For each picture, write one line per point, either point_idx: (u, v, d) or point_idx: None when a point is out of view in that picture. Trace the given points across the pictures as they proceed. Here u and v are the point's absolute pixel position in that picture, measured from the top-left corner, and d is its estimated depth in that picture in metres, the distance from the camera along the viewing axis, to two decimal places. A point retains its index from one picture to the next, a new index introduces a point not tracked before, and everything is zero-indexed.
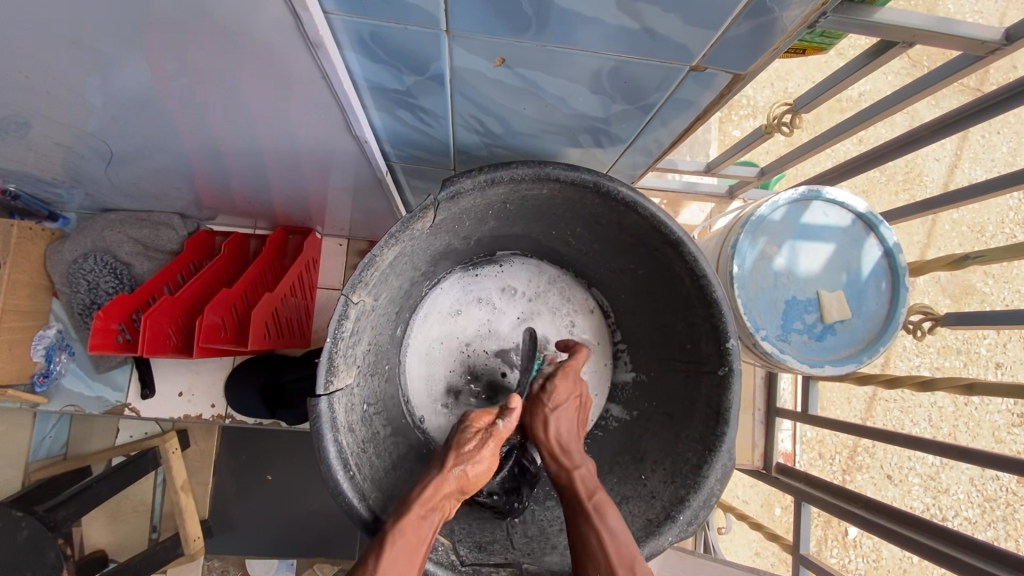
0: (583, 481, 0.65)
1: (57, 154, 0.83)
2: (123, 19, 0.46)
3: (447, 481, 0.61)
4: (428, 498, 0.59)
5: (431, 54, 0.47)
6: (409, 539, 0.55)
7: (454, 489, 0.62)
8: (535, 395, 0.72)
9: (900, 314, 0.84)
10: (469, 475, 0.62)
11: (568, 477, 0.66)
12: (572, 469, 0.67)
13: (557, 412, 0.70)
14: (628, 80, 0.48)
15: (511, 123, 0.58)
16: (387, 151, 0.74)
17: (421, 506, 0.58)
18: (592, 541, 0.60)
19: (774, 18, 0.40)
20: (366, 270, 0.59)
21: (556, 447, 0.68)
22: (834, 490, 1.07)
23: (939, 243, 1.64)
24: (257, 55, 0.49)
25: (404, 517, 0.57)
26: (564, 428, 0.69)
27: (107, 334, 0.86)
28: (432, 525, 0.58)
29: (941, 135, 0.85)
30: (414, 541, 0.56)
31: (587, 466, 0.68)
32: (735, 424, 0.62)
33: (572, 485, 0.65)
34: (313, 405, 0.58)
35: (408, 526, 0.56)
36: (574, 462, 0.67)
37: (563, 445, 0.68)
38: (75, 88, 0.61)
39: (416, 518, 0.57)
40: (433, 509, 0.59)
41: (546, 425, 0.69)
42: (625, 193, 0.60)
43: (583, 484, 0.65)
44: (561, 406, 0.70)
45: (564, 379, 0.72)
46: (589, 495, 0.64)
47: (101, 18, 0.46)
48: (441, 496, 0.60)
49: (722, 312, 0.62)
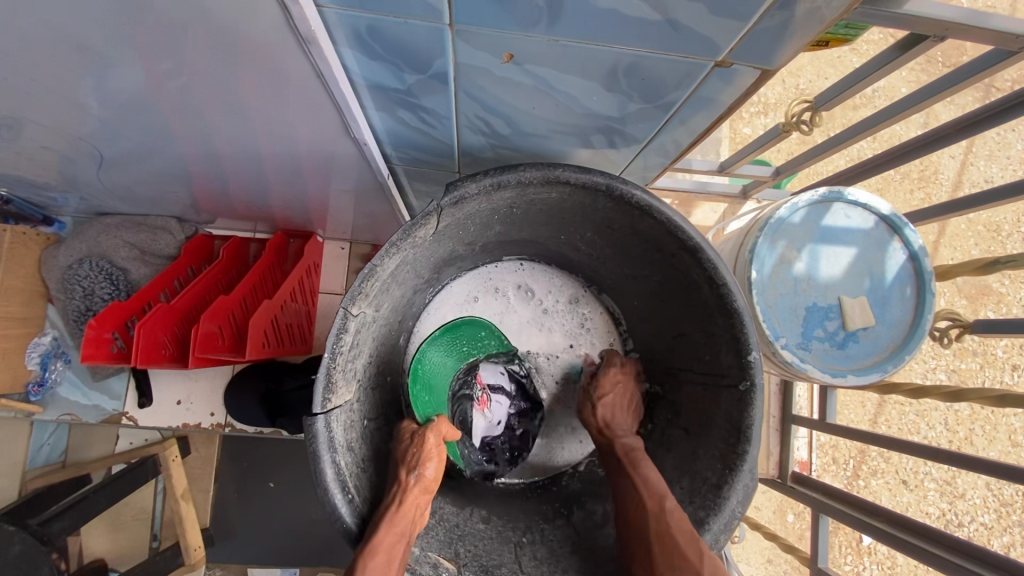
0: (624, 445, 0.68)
1: (48, 158, 0.80)
2: (105, 16, 0.43)
3: (410, 490, 0.59)
4: (398, 508, 0.57)
5: (434, 50, 0.43)
6: (380, 558, 0.53)
7: (413, 492, 0.59)
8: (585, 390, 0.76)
9: (926, 321, 0.80)
10: (428, 474, 0.61)
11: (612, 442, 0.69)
12: (619, 438, 0.69)
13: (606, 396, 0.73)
14: (647, 77, 0.45)
15: (519, 123, 0.55)
16: (388, 153, 0.70)
17: (394, 520, 0.55)
18: (623, 488, 0.64)
19: (811, 8, 0.36)
20: (366, 280, 0.55)
21: (602, 422, 0.72)
22: (853, 502, 1.02)
23: (956, 243, 1.59)
24: (247, 54, 0.46)
25: (376, 533, 0.54)
26: (612, 410, 0.73)
27: (100, 344, 0.83)
28: (406, 537, 0.56)
29: (966, 135, 0.80)
30: (388, 555, 0.53)
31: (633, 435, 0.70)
32: (757, 442, 0.58)
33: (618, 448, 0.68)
34: (310, 424, 0.54)
35: (381, 544, 0.53)
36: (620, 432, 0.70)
37: (608, 422, 0.72)
38: (59, 89, 0.58)
39: (390, 532, 0.54)
40: (405, 521, 0.57)
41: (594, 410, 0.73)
42: (641, 197, 0.57)
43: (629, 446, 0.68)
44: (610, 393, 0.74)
45: (609, 372, 0.75)
46: (629, 454, 0.67)
47: (81, 16, 0.43)
48: (406, 509, 0.58)
49: (744, 323, 0.58)
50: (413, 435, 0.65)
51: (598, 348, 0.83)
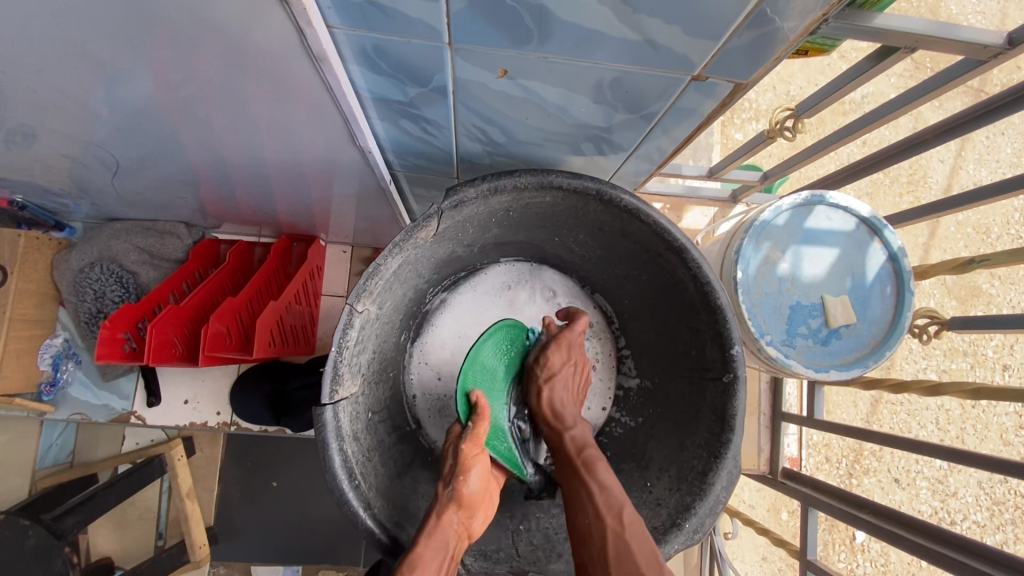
0: (574, 440, 0.68)
1: (64, 165, 0.83)
2: (131, 33, 0.47)
3: (446, 508, 0.61)
4: (435, 524, 0.59)
5: (434, 66, 0.47)
6: (425, 571, 0.55)
7: (450, 509, 0.61)
8: (531, 364, 0.74)
9: (906, 318, 0.83)
10: (463, 490, 0.63)
11: (560, 439, 0.69)
12: (568, 434, 0.69)
13: (552, 380, 0.72)
14: (630, 90, 0.48)
15: (514, 132, 0.58)
16: (390, 160, 0.74)
17: (431, 535, 0.58)
18: (582, 496, 0.63)
19: (775, 29, 0.40)
20: (370, 279, 0.59)
21: (548, 412, 0.71)
22: (842, 496, 1.06)
23: (945, 245, 1.63)
24: (263, 69, 0.50)
25: (416, 549, 0.56)
26: (559, 395, 0.71)
27: (114, 344, 0.86)
28: (447, 551, 0.58)
29: (946, 139, 0.85)
30: (429, 570, 0.55)
31: (580, 427, 0.70)
32: (740, 432, 0.62)
33: (564, 444, 0.68)
34: (319, 414, 0.58)
35: (423, 558, 0.55)
36: (567, 423, 0.70)
37: (556, 410, 0.70)
38: (84, 101, 0.62)
39: (430, 546, 0.57)
40: (442, 537, 0.59)
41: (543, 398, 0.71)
42: (628, 201, 0.61)
43: (573, 442, 0.68)
44: (554, 377, 0.72)
45: (557, 347, 0.73)
46: (579, 453, 0.67)
47: (113, 35, 0.47)
48: (445, 524, 0.60)
49: (726, 319, 0.62)
50: (451, 450, 0.66)
51: (594, 346, 0.87)
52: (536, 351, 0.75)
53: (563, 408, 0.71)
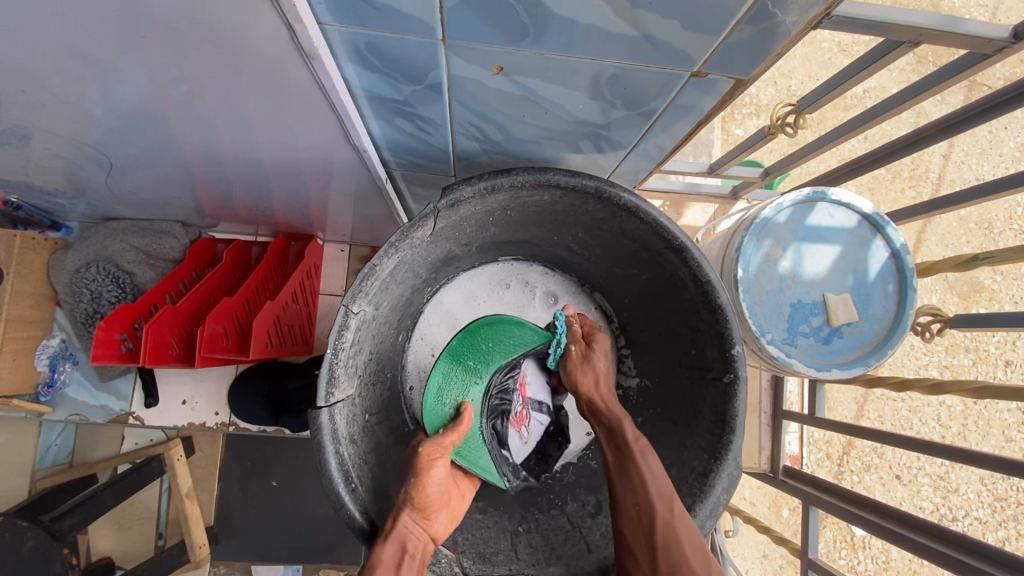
0: (627, 426, 0.65)
1: (58, 165, 0.83)
2: (122, 31, 0.46)
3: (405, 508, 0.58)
4: (393, 525, 0.56)
5: (428, 63, 0.46)
6: (385, 571, 0.52)
7: (410, 510, 0.58)
8: (580, 354, 0.72)
9: (908, 316, 0.83)
10: (422, 493, 0.59)
11: (614, 421, 0.65)
12: (616, 416, 0.66)
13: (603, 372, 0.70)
14: (628, 86, 0.47)
15: (511, 129, 0.58)
16: (386, 158, 0.73)
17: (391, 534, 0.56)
18: (634, 475, 0.59)
19: (776, 23, 0.39)
20: (366, 279, 0.58)
21: (601, 399, 0.68)
22: (843, 494, 1.05)
23: (947, 241, 1.62)
24: (257, 68, 0.49)
25: (376, 549, 0.54)
26: (607, 386, 0.70)
27: (109, 345, 0.85)
28: (406, 551, 0.55)
29: (949, 135, 0.84)
30: (390, 570, 0.53)
31: (632, 416, 0.67)
32: (742, 433, 0.61)
33: (620, 427, 0.64)
34: (315, 417, 0.57)
35: (381, 560, 0.53)
36: (617, 411, 0.67)
37: (608, 398, 0.68)
38: (79, 100, 0.61)
39: (388, 545, 0.54)
40: (401, 536, 0.56)
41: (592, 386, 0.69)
42: (627, 199, 0.60)
43: (631, 426, 0.64)
44: (604, 365, 0.71)
45: (601, 344, 0.73)
46: (636, 437, 0.63)
47: (104, 32, 0.46)
48: (404, 524, 0.57)
49: (726, 318, 0.61)
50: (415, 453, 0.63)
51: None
52: (580, 342, 0.73)
53: (612, 400, 0.69)
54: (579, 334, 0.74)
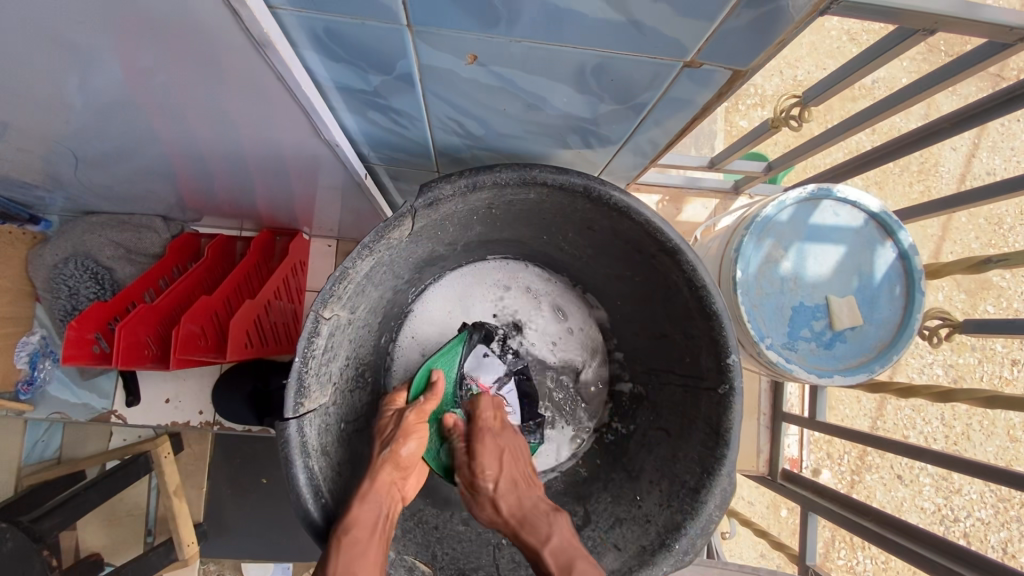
0: (555, 553, 0.55)
1: (28, 158, 0.79)
2: (78, 16, 0.42)
3: (384, 468, 0.59)
4: (371, 486, 0.57)
5: (395, 51, 0.42)
6: (362, 532, 0.53)
7: (387, 473, 0.59)
8: (466, 481, 0.63)
9: (916, 321, 0.79)
10: (400, 453, 0.60)
11: (536, 552, 0.56)
12: (541, 537, 0.56)
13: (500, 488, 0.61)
14: (615, 78, 0.43)
15: (492, 124, 0.54)
16: (365, 153, 0.69)
17: (366, 499, 0.55)
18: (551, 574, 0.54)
19: (778, 7, 0.34)
20: (338, 283, 0.55)
21: (511, 525, 0.58)
22: (842, 500, 1.01)
23: (955, 237, 1.57)
24: (222, 55, 0.45)
25: (352, 511, 0.54)
26: (513, 501, 0.60)
27: (82, 345, 0.83)
28: (382, 513, 0.56)
29: (963, 129, 0.80)
30: (365, 533, 0.53)
31: (557, 530, 0.57)
32: (736, 447, 0.58)
33: (545, 563, 0.55)
34: (283, 429, 0.54)
35: (357, 522, 0.53)
36: (541, 534, 0.56)
37: (521, 519, 0.58)
38: (44, 89, 0.57)
39: (365, 508, 0.55)
40: (378, 499, 0.56)
41: (495, 505, 0.60)
42: (618, 198, 0.56)
43: (556, 558, 0.54)
44: (495, 480, 0.61)
45: (482, 441, 0.64)
46: (567, 570, 0.53)
47: (64, 18, 0.42)
48: (380, 487, 0.58)
49: (723, 325, 0.57)
50: (395, 416, 0.64)
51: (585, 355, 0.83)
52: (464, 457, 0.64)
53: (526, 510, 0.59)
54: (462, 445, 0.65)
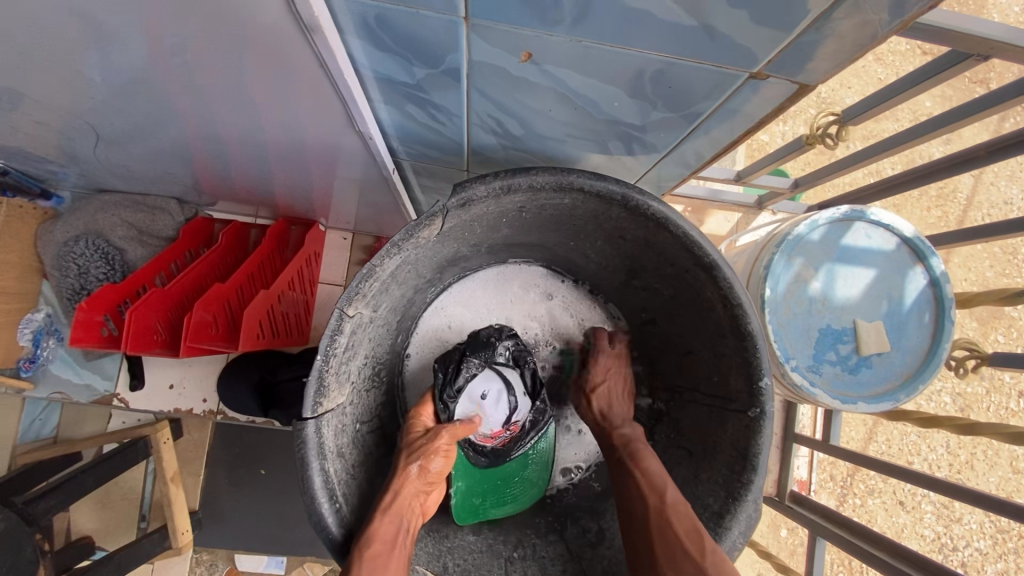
0: (622, 437, 0.67)
1: (46, 132, 0.77)
2: None
3: (409, 480, 0.59)
4: (393, 499, 0.57)
5: (446, 45, 0.40)
6: (380, 545, 0.52)
7: (416, 483, 0.60)
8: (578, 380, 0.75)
9: (944, 349, 0.77)
10: (428, 469, 0.61)
11: (609, 435, 0.68)
12: (613, 429, 0.68)
13: (596, 389, 0.73)
14: (674, 84, 0.41)
15: (534, 125, 0.52)
16: (394, 146, 0.67)
17: (388, 510, 0.55)
18: (626, 483, 0.62)
19: (858, 19, 0.33)
20: (365, 281, 0.53)
21: (596, 417, 0.71)
22: (851, 527, 0.99)
23: (970, 264, 1.56)
24: (257, 36, 0.43)
25: (372, 524, 0.53)
26: (609, 402, 0.72)
27: (91, 327, 0.81)
28: (402, 526, 0.56)
29: (998, 158, 0.77)
30: (386, 545, 0.53)
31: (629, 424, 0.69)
32: (764, 472, 0.56)
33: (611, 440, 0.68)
34: (300, 429, 0.52)
35: (378, 533, 0.52)
36: (615, 424, 0.69)
37: (603, 413, 0.71)
38: (66, 59, 0.55)
39: (386, 521, 0.54)
40: (398, 512, 0.56)
41: (592, 399, 0.72)
42: (657, 209, 0.54)
43: (623, 438, 0.67)
44: (604, 380, 0.73)
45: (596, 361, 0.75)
46: (629, 449, 0.65)
47: None
48: (402, 499, 0.58)
49: (758, 346, 0.55)
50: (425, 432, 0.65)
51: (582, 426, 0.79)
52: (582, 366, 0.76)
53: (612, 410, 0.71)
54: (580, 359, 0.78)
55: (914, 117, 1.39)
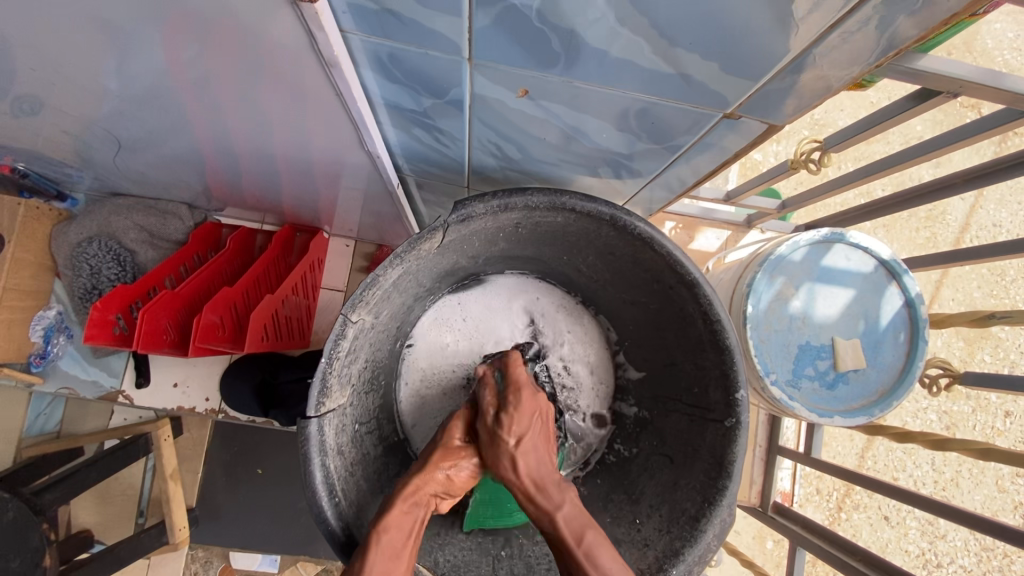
0: (568, 523, 0.56)
1: (68, 138, 0.81)
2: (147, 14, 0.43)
3: (432, 480, 0.60)
4: (412, 491, 0.59)
5: (451, 79, 0.45)
6: (394, 534, 0.54)
7: (439, 491, 0.61)
8: (493, 431, 0.61)
9: (917, 367, 0.81)
10: (455, 478, 0.62)
11: (550, 522, 0.56)
12: (553, 510, 0.57)
13: (523, 449, 0.59)
14: (656, 121, 0.45)
15: (530, 150, 0.56)
16: (399, 163, 0.71)
17: (405, 501, 0.57)
18: None
19: (818, 70, 0.37)
20: (368, 289, 0.57)
21: (529, 487, 0.58)
22: (831, 538, 1.02)
23: (957, 285, 1.60)
24: (277, 65, 0.47)
25: (388, 512, 0.56)
26: (535, 463, 0.60)
27: (103, 325, 0.84)
28: (418, 518, 0.58)
29: (976, 186, 0.82)
30: (399, 535, 0.55)
31: (569, 500, 0.58)
32: (737, 479, 0.59)
33: (556, 531, 0.56)
34: (304, 426, 0.56)
35: (393, 522, 0.55)
36: (552, 501, 0.57)
37: (537, 482, 0.58)
38: (98, 74, 0.59)
39: (401, 512, 0.56)
40: (417, 504, 0.58)
41: (516, 461, 0.59)
42: (643, 229, 0.58)
43: (567, 526, 0.56)
44: (519, 438, 0.60)
45: (520, 401, 0.61)
46: (578, 540, 0.55)
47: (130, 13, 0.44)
48: (421, 493, 0.60)
49: (735, 359, 0.59)
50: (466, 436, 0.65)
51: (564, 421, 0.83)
52: (493, 409, 0.63)
53: (542, 475, 0.59)
54: (491, 400, 0.63)
55: (904, 142, 1.44)
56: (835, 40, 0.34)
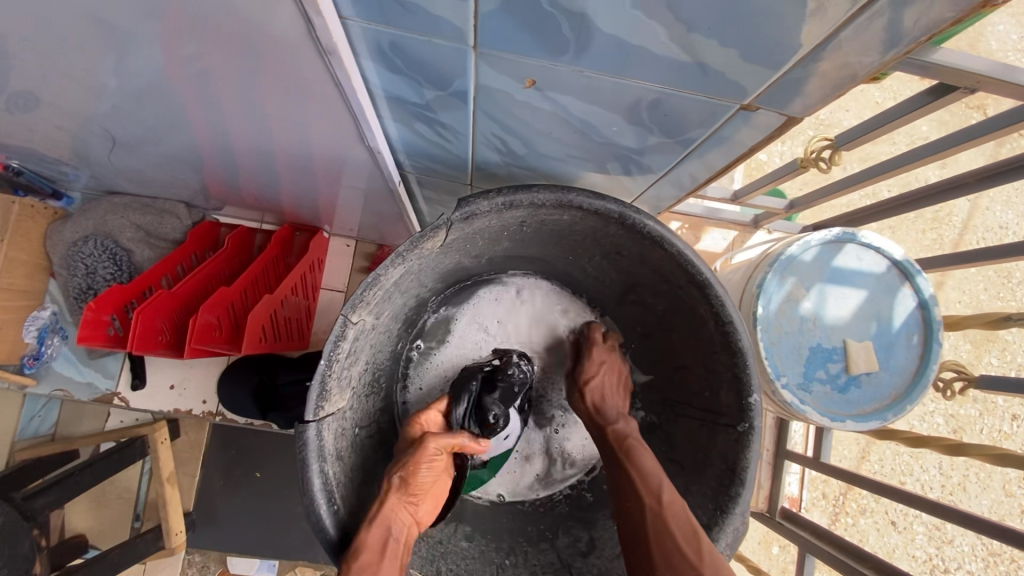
0: (617, 432, 0.65)
1: (63, 135, 0.80)
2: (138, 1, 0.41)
3: (393, 490, 0.59)
4: (380, 509, 0.57)
5: (455, 69, 0.43)
6: (367, 558, 0.53)
7: (398, 494, 0.59)
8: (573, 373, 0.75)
9: (932, 370, 0.79)
10: (414, 478, 0.60)
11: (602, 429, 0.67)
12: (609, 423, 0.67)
13: (593, 381, 0.72)
14: (669, 113, 0.44)
15: (536, 144, 0.54)
16: (400, 160, 0.70)
17: (374, 521, 0.56)
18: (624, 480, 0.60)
19: (842, 57, 0.35)
20: (369, 289, 0.54)
21: (591, 407, 0.70)
22: (842, 545, 1.00)
23: (964, 287, 1.58)
24: (274, 56, 0.46)
25: (360, 535, 0.54)
26: (603, 395, 0.71)
27: (97, 326, 0.83)
28: (390, 534, 0.56)
29: (989, 185, 0.79)
30: (374, 557, 0.53)
31: (624, 419, 0.67)
32: (751, 486, 0.57)
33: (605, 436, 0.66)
34: (301, 431, 0.54)
35: (365, 545, 0.53)
36: (607, 417, 0.68)
37: (598, 405, 0.69)
38: (90, 67, 0.57)
39: (370, 533, 0.55)
40: (385, 521, 0.57)
41: (587, 390, 0.71)
42: (653, 227, 0.56)
43: (616, 433, 0.65)
44: (598, 375, 0.72)
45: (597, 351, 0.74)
46: (622, 443, 0.64)
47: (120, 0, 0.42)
48: (389, 509, 0.58)
49: (748, 362, 0.57)
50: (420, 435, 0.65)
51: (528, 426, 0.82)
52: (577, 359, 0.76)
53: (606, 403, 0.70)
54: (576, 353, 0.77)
55: (911, 142, 1.41)
56: (863, 24, 0.32)
